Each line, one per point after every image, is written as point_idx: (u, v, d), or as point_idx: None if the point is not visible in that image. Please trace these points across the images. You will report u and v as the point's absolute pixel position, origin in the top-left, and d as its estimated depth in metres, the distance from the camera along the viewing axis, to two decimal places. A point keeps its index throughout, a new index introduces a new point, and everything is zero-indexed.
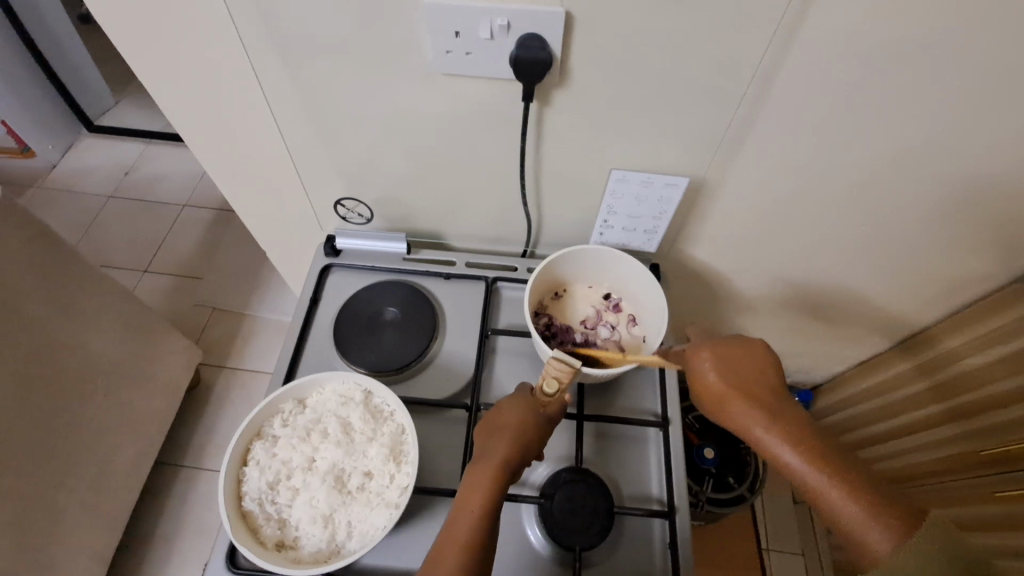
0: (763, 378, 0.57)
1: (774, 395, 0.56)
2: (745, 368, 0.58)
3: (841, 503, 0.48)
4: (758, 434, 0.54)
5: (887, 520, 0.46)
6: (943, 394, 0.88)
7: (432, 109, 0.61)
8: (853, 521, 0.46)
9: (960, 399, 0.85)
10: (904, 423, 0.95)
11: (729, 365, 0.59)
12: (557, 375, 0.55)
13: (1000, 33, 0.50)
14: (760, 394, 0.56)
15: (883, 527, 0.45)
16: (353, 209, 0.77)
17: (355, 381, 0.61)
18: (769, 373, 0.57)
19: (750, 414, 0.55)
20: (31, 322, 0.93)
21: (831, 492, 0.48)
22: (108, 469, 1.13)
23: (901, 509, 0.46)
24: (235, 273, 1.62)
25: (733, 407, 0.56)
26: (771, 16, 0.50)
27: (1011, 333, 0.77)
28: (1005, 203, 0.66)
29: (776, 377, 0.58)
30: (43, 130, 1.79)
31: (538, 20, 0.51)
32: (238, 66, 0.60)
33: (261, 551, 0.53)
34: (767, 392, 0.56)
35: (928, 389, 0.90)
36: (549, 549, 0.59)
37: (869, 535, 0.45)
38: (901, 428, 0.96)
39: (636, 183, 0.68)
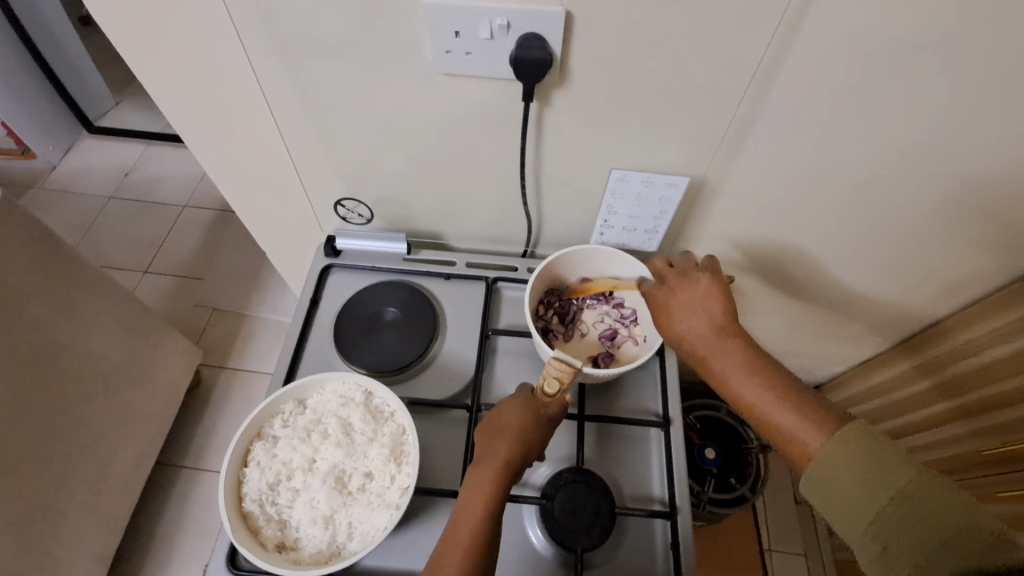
0: (713, 304, 0.61)
1: (724, 316, 0.60)
2: (697, 296, 0.62)
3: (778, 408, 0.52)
4: (705, 351, 0.58)
5: (818, 420, 0.50)
6: (946, 394, 0.87)
7: (433, 109, 0.61)
8: (788, 422, 0.51)
9: (965, 400, 0.85)
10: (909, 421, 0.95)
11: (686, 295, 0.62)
12: (558, 375, 0.55)
13: (1002, 32, 0.50)
14: (716, 317, 0.60)
15: (814, 426, 0.50)
16: (353, 210, 0.77)
17: (356, 382, 0.61)
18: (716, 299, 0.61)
19: (698, 335, 0.59)
20: (30, 323, 0.93)
21: (769, 400, 0.53)
22: (108, 470, 1.12)
23: (830, 411, 0.51)
24: (236, 273, 1.62)
25: (685, 329, 0.60)
26: (772, 16, 0.50)
27: (1013, 334, 0.76)
28: (1007, 202, 0.65)
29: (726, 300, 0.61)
30: (43, 131, 1.79)
31: (538, 20, 0.51)
32: (237, 66, 0.60)
33: (261, 552, 0.52)
34: (715, 313, 0.60)
35: (930, 389, 0.90)
36: (550, 549, 0.59)
37: (802, 434, 0.50)
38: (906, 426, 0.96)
39: (636, 183, 0.68)
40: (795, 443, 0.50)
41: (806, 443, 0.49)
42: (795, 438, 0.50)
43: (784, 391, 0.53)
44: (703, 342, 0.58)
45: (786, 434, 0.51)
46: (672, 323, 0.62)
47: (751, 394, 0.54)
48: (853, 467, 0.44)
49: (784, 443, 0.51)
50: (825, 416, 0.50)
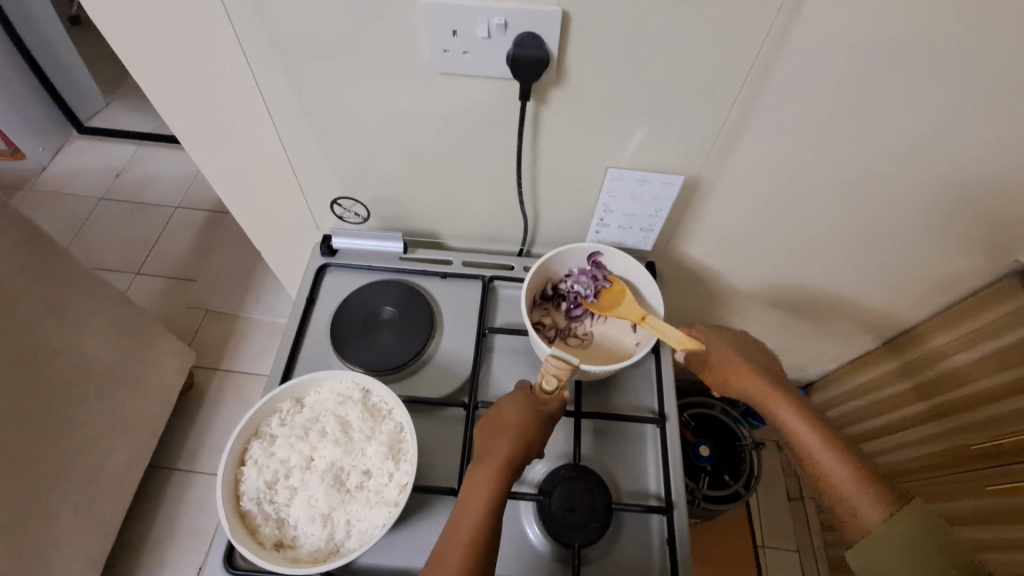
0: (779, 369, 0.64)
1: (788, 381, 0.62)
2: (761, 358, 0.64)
3: (839, 475, 0.54)
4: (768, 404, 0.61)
5: (877, 492, 0.52)
6: (930, 391, 0.90)
7: (430, 108, 0.62)
8: (849, 491, 0.53)
9: (947, 396, 0.87)
10: (901, 416, 0.96)
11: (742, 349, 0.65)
12: (556, 372, 0.56)
13: (988, 34, 0.51)
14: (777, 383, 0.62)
15: (873, 497, 0.52)
16: (349, 209, 0.77)
17: (354, 380, 0.61)
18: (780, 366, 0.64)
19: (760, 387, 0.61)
20: (22, 324, 0.92)
21: (828, 458, 0.56)
22: (100, 473, 1.11)
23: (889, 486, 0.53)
24: (229, 274, 1.61)
25: (751, 389, 0.62)
26: (765, 16, 0.51)
27: (998, 330, 0.78)
28: (993, 200, 0.67)
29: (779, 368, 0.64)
30: (33, 131, 1.77)
31: (535, 19, 0.52)
32: (235, 66, 0.60)
33: (259, 550, 0.52)
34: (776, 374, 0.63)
35: (912, 388, 0.93)
36: (547, 546, 0.60)
37: (861, 505, 0.52)
38: (898, 421, 0.96)
39: (631, 182, 0.68)
40: (851, 511, 0.52)
41: (864, 513, 0.51)
42: (851, 506, 0.52)
43: (850, 458, 0.55)
44: (777, 407, 0.60)
45: (845, 501, 0.53)
46: (737, 384, 0.63)
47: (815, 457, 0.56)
48: (908, 531, 0.48)
49: (839, 509, 0.53)
50: (881, 489, 0.53)
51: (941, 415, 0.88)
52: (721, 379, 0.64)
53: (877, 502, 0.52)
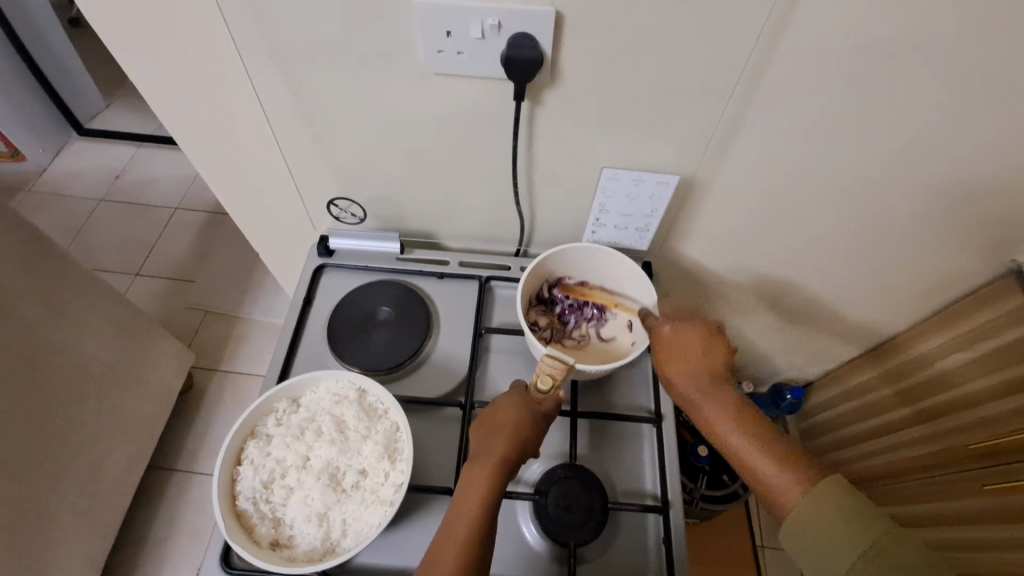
0: (710, 351, 0.61)
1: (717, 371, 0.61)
2: (691, 346, 0.62)
3: (762, 464, 0.54)
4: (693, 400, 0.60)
5: (798, 475, 0.53)
6: (922, 394, 0.91)
7: (426, 109, 0.62)
8: (771, 478, 0.53)
9: (938, 399, 0.88)
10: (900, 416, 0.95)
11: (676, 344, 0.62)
12: (552, 372, 0.56)
13: (981, 32, 0.51)
14: (704, 372, 0.60)
15: (792, 481, 0.52)
16: (346, 209, 0.77)
17: (350, 380, 0.61)
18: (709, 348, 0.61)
19: (684, 385, 0.60)
20: (20, 325, 0.92)
21: (751, 454, 0.55)
22: (100, 474, 1.12)
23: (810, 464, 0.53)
24: (228, 275, 1.61)
25: (681, 383, 0.60)
26: (759, 15, 0.51)
27: (993, 330, 0.79)
28: (989, 199, 0.67)
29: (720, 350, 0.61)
30: (33, 133, 1.78)
31: (530, 19, 0.52)
32: (230, 66, 0.61)
33: (255, 550, 0.52)
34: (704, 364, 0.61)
35: (902, 391, 0.94)
36: (544, 545, 0.60)
37: (783, 491, 0.52)
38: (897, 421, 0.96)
39: (627, 181, 0.68)
40: (775, 497, 0.53)
41: (786, 499, 0.52)
42: (774, 493, 0.53)
43: (770, 452, 0.54)
44: (703, 402, 0.59)
45: (769, 487, 0.53)
46: (667, 377, 0.62)
47: (740, 449, 0.56)
48: (831, 519, 0.49)
49: (766, 495, 0.54)
50: (802, 469, 0.53)
51: (930, 418, 0.89)
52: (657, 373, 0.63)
53: (797, 486, 0.52)
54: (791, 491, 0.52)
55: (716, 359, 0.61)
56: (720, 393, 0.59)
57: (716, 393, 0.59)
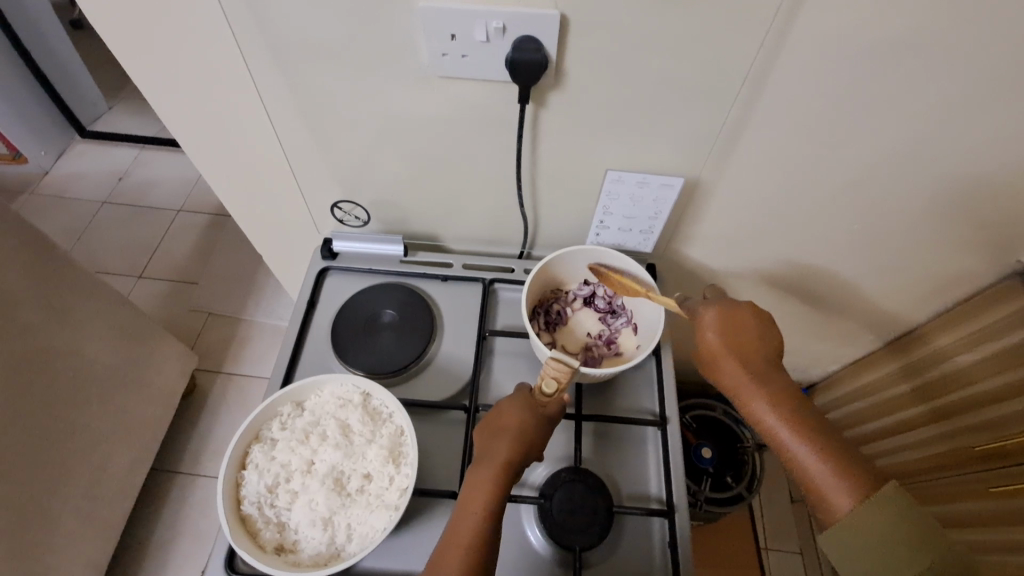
0: (768, 349, 0.61)
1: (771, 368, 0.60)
2: (749, 343, 0.62)
3: (812, 464, 0.53)
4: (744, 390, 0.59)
5: (851, 478, 0.51)
6: (934, 393, 0.89)
7: (429, 111, 0.62)
8: (821, 478, 0.52)
9: (953, 397, 0.86)
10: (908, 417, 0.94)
11: (730, 330, 0.62)
12: (556, 375, 0.56)
13: (986, 34, 0.51)
14: (760, 369, 0.60)
15: (843, 484, 0.51)
16: (350, 212, 0.77)
17: (354, 383, 0.61)
18: (766, 343, 0.61)
19: (738, 373, 0.60)
20: (24, 329, 0.92)
21: (803, 447, 0.54)
22: (103, 476, 1.12)
23: (865, 470, 0.52)
24: (231, 277, 1.61)
25: (734, 376, 0.60)
26: (763, 17, 0.50)
27: (1003, 329, 0.77)
28: (995, 200, 0.66)
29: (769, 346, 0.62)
30: (36, 136, 1.78)
31: (534, 22, 0.52)
32: (234, 70, 0.61)
33: (260, 554, 0.52)
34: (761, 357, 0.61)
35: (913, 390, 0.92)
36: (549, 549, 0.59)
37: (832, 492, 0.51)
38: (906, 421, 0.95)
39: (631, 184, 0.68)
40: (822, 498, 0.52)
41: (834, 503, 0.51)
42: (823, 493, 0.51)
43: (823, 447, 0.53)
44: (755, 395, 0.58)
45: (816, 487, 0.52)
46: (721, 370, 0.61)
47: (790, 445, 0.55)
48: (883, 527, 0.47)
49: (813, 497, 0.52)
50: (855, 473, 0.51)
51: (942, 417, 0.87)
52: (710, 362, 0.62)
53: (849, 490, 0.50)
54: (844, 487, 0.51)
55: (773, 360, 0.61)
56: (775, 390, 0.58)
57: (770, 386, 0.58)
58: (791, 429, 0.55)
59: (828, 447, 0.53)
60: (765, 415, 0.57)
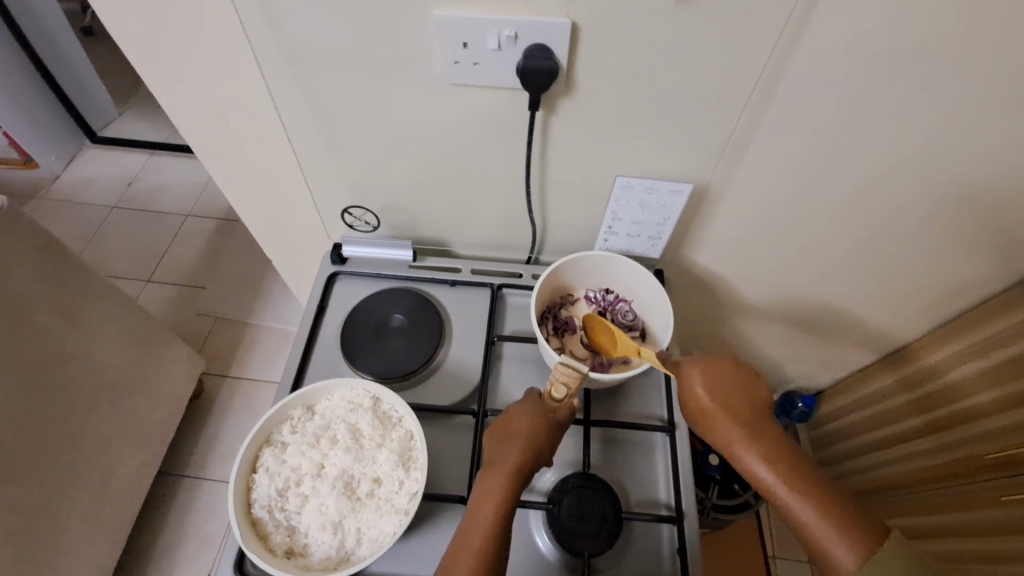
0: (753, 398, 0.58)
1: (763, 420, 0.57)
2: (736, 393, 0.58)
3: (816, 524, 0.50)
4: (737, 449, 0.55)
5: (856, 538, 0.48)
6: (931, 406, 0.90)
7: (440, 118, 0.62)
8: (827, 539, 0.49)
9: (950, 409, 0.87)
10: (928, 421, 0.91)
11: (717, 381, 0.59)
12: (565, 380, 0.56)
13: (996, 43, 0.51)
14: (751, 421, 0.57)
15: (851, 543, 0.48)
16: (360, 217, 0.77)
17: (364, 387, 0.62)
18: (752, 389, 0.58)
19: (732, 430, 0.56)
20: (34, 331, 0.93)
21: (803, 507, 0.51)
22: (111, 480, 1.12)
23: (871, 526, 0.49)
24: (238, 282, 1.62)
25: (725, 431, 0.56)
26: (773, 26, 0.51)
27: (1006, 340, 0.79)
28: (1004, 208, 0.66)
29: (752, 392, 0.59)
30: (46, 141, 1.80)
31: (545, 31, 0.52)
32: (248, 77, 0.62)
33: (271, 558, 0.52)
34: (753, 409, 0.57)
35: (911, 402, 0.94)
36: (556, 554, 0.59)
37: (836, 549, 0.48)
38: (924, 427, 0.92)
39: (641, 190, 0.68)
40: (831, 559, 0.49)
41: (842, 563, 0.48)
42: (830, 556, 0.48)
43: (825, 508, 0.50)
44: (749, 453, 0.55)
45: (821, 548, 0.49)
46: (715, 426, 0.57)
47: (790, 505, 0.51)
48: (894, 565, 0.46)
49: (819, 556, 0.49)
50: (859, 531, 0.48)
51: (941, 430, 0.88)
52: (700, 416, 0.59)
53: (857, 547, 0.48)
54: (852, 548, 0.48)
55: (761, 407, 0.58)
56: (771, 447, 0.55)
57: (765, 443, 0.55)
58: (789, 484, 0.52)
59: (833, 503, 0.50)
60: (761, 473, 0.53)
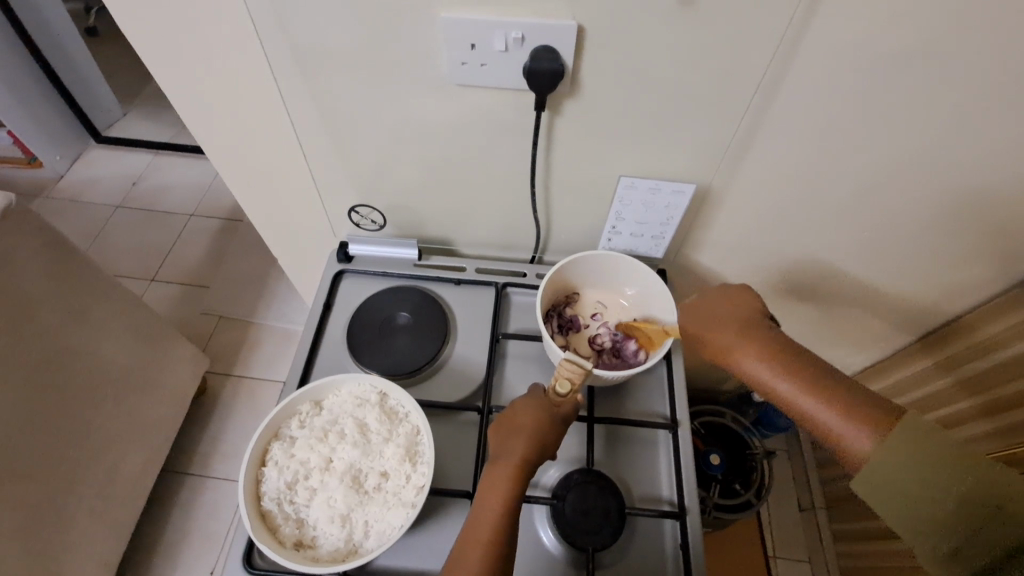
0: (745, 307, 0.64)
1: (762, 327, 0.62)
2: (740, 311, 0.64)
3: (828, 415, 0.52)
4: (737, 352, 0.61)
5: (868, 421, 0.50)
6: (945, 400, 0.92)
7: (446, 118, 0.63)
8: (839, 425, 0.51)
9: (962, 405, 0.89)
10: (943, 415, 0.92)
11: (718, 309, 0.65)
12: (570, 376, 0.57)
13: (994, 47, 0.52)
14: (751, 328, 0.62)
15: (860, 425, 0.50)
16: (366, 216, 0.78)
17: (371, 383, 0.62)
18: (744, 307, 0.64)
19: (738, 342, 0.61)
20: (40, 329, 0.94)
21: (809, 401, 0.54)
22: (116, 478, 1.12)
23: (878, 405, 0.51)
24: (243, 281, 1.63)
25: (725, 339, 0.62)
26: (775, 29, 0.52)
27: (1011, 338, 0.79)
28: (1004, 209, 0.67)
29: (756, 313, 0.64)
30: (51, 140, 1.81)
31: (550, 33, 0.53)
32: (257, 76, 0.63)
33: (280, 549, 0.53)
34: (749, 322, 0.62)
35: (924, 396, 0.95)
36: (561, 550, 0.60)
37: (847, 433, 0.50)
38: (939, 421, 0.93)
39: (644, 190, 0.69)
40: (841, 443, 0.51)
41: (855, 446, 0.49)
42: (840, 439, 0.51)
43: (839, 403, 0.52)
44: (745, 354, 0.60)
45: (836, 436, 0.51)
46: (711, 336, 0.63)
47: (793, 397, 0.55)
48: (920, 468, 0.43)
49: (834, 446, 0.51)
50: (871, 416, 0.50)
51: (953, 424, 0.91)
52: (710, 340, 0.64)
53: (868, 430, 0.49)
54: (863, 427, 0.49)
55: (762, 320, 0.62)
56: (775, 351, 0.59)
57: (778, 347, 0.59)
58: (787, 378, 0.56)
59: (835, 390, 0.53)
60: (769, 375, 0.58)
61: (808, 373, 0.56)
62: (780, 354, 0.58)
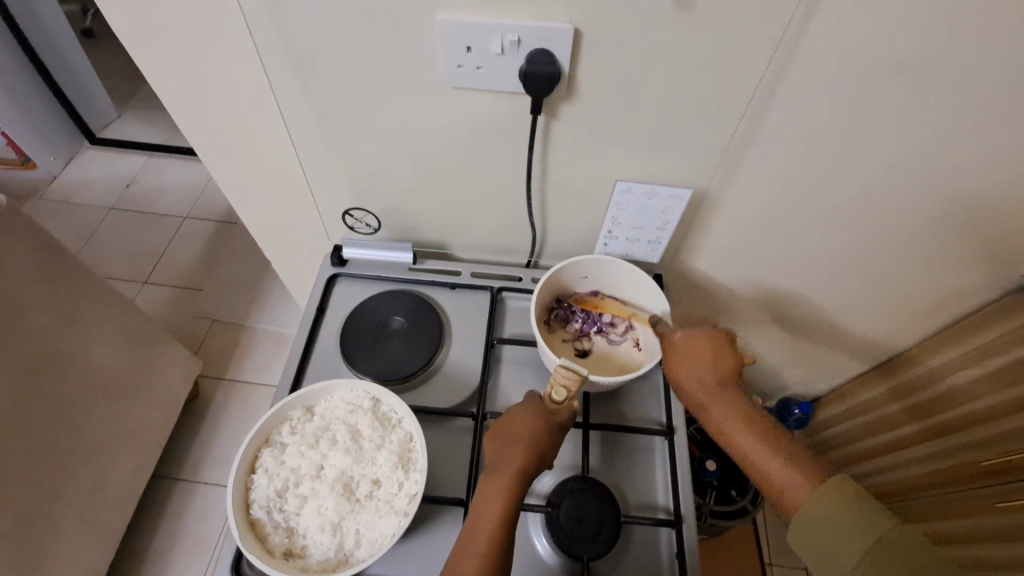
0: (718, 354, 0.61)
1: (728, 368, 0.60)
2: (703, 350, 0.61)
3: (764, 457, 0.54)
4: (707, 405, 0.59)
5: (804, 477, 0.52)
6: (930, 411, 0.90)
7: (442, 120, 0.63)
8: (779, 477, 0.52)
9: (947, 415, 0.87)
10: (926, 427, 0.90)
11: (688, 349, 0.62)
12: (566, 382, 0.56)
13: (993, 53, 0.52)
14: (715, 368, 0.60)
15: (799, 482, 0.51)
16: (361, 219, 0.78)
17: (363, 389, 0.62)
18: (719, 339, 0.62)
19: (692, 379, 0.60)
20: (29, 333, 0.92)
21: (756, 445, 0.55)
22: (104, 483, 1.11)
23: (818, 465, 0.53)
24: (237, 284, 1.62)
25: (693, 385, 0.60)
26: (775, 33, 0.51)
27: (1003, 346, 0.78)
28: (998, 216, 0.67)
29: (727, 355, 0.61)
30: (45, 141, 1.80)
31: (548, 35, 0.53)
32: (250, 76, 0.62)
33: (269, 559, 0.52)
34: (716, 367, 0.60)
35: (908, 408, 0.93)
36: (555, 559, 0.59)
37: (789, 489, 0.52)
38: (920, 433, 0.91)
39: (641, 195, 0.69)
40: (780, 495, 0.52)
41: (791, 499, 0.51)
42: (780, 490, 0.52)
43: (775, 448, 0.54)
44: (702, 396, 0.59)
45: (774, 486, 0.53)
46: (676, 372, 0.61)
47: (736, 438, 0.56)
48: (841, 523, 0.47)
49: (773, 496, 0.53)
50: (810, 473, 0.52)
51: (937, 436, 0.88)
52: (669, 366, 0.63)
53: (805, 485, 0.51)
54: (800, 481, 0.51)
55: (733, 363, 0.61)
56: (729, 396, 0.58)
57: (712, 380, 0.59)
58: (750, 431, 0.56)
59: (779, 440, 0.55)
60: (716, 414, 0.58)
61: (754, 422, 0.56)
62: (714, 388, 0.59)
